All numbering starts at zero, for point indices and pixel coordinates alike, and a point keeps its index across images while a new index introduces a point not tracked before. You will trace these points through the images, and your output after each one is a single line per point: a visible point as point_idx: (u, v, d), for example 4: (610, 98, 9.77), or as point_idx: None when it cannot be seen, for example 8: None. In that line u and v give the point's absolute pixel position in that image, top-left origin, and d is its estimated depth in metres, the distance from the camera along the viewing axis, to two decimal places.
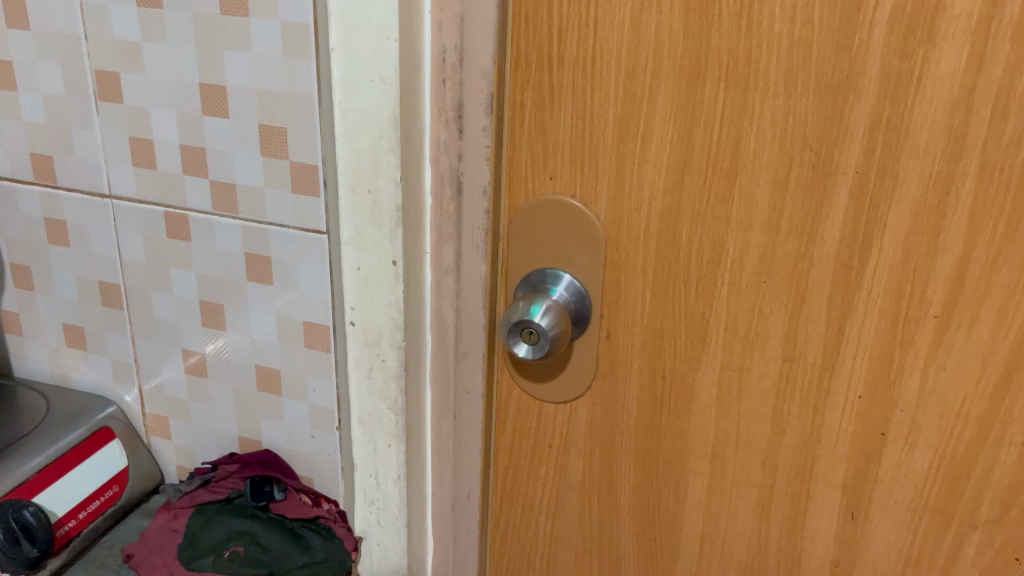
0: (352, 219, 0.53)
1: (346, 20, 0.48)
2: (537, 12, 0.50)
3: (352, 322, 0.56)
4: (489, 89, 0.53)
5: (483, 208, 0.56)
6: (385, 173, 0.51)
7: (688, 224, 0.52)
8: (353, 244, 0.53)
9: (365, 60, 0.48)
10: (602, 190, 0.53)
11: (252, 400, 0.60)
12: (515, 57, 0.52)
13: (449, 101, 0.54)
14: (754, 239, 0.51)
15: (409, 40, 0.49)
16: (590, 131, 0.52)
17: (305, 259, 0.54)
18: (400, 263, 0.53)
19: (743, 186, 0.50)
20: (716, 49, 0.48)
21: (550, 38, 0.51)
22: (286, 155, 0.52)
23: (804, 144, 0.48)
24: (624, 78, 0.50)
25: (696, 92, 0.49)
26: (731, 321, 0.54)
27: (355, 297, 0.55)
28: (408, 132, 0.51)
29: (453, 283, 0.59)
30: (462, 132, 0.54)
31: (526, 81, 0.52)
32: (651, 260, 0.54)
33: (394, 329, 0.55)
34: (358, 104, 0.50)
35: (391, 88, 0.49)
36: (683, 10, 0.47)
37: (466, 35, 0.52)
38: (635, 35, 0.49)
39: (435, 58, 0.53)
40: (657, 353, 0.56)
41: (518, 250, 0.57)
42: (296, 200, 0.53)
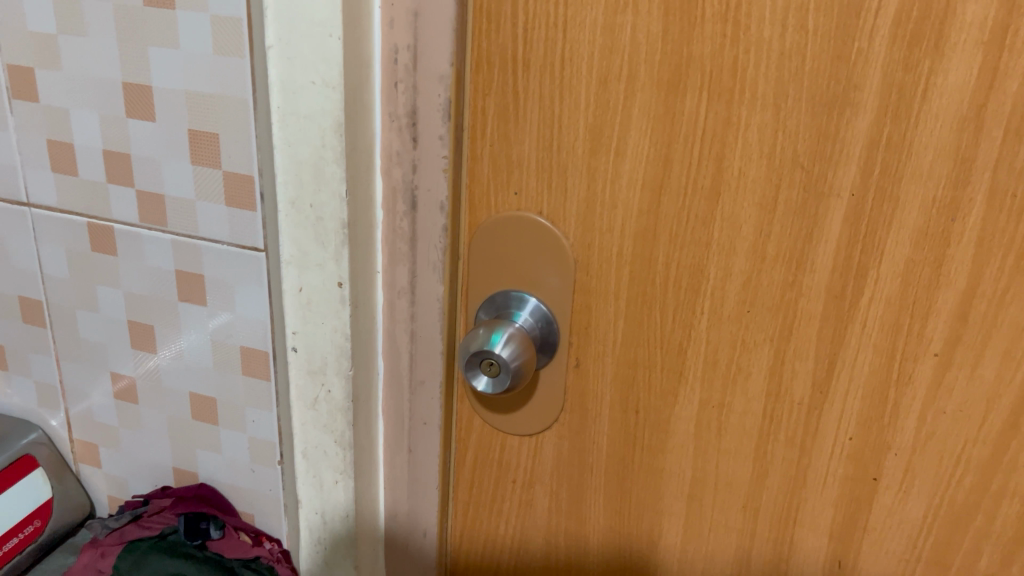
0: (292, 235, 0.47)
1: (284, 14, 0.43)
2: (501, 9, 0.45)
3: (294, 347, 0.50)
4: (446, 94, 0.46)
5: (440, 225, 0.49)
6: (328, 186, 0.46)
7: (665, 248, 0.47)
8: (294, 263, 0.48)
9: (305, 60, 0.43)
10: (571, 208, 0.48)
11: (186, 430, 0.54)
12: (476, 59, 0.47)
13: (402, 106, 0.47)
14: (737, 265, 0.46)
15: (353, 39, 0.43)
16: (559, 143, 0.47)
17: (240, 279, 0.49)
18: (347, 285, 0.48)
19: (726, 207, 0.45)
20: (699, 54, 0.43)
21: (515, 38, 0.46)
22: (219, 163, 0.46)
23: (795, 163, 0.43)
24: (596, 85, 0.45)
25: (676, 103, 0.44)
26: (711, 354, 0.49)
27: (299, 322, 0.49)
28: (352, 139, 0.45)
29: (407, 306, 0.52)
30: (417, 142, 0.47)
31: (488, 86, 0.47)
32: (624, 284, 0.49)
33: (340, 356, 0.49)
34: (298, 108, 0.45)
35: (335, 92, 0.43)
36: (661, 10, 0.42)
37: (421, 34, 0.45)
38: (609, 37, 0.44)
39: (385, 58, 0.46)
40: (630, 385, 0.51)
41: (481, 272, 0.52)
42: (231, 212, 0.47)
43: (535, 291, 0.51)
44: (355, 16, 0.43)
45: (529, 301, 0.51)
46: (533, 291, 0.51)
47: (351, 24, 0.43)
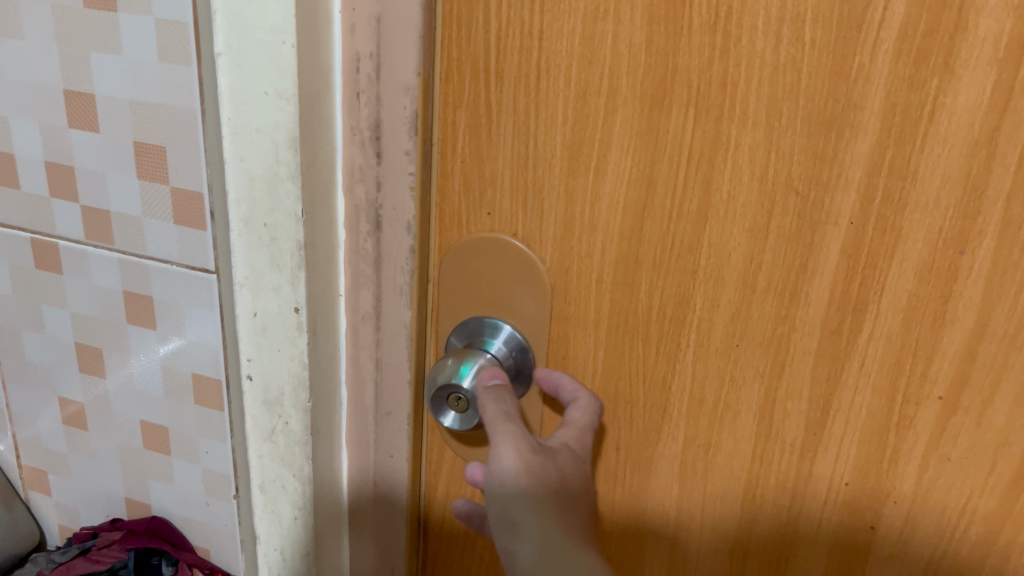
0: (246, 256, 0.43)
1: (233, 17, 0.38)
2: (472, 15, 0.42)
3: (249, 376, 0.46)
4: (412, 107, 0.42)
5: (406, 245, 0.45)
6: (283, 205, 0.41)
7: (648, 275, 0.44)
8: (248, 286, 0.44)
9: (257, 69, 0.38)
10: (548, 231, 0.45)
11: (138, 460, 0.51)
12: (446, 68, 0.43)
13: (365, 118, 0.43)
14: (725, 295, 0.43)
15: (309, 46, 0.38)
16: (535, 161, 0.44)
17: (190, 303, 0.45)
18: (304, 310, 0.43)
19: (714, 233, 0.42)
20: (685, 67, 0.39)
21: (487, 47, 0.42)
22: (166, 179, 0.43)
23: (789, 187, 0.40)
24: (574, 99, 0.42)
25: (660, 120, 0.41)
26: (697, 389, 0.45)
27: (255, 349, 0.45)
28: (308, 155, 0.41)
29: (372, 332, 0.47)
30: (381, 157, 0.43)
31: (459, 97, 0.44)
32: (603, 313, 0.45)
33: (297, 387, 0.45)
34: (250, 120, 0.40)
35: (289, 103, 0.39)
36: (645, 19, 0.39)
37: (385, 40, 0.41)
38: (588, 47, 0.40)
39: (346, 66, 0.42)
40: (611, 421, 0.48)
41: (452, 296, 0.48)
42: (180, 231, 0.44)
43: (510, 317, 0.47)
44: (312, 21, 0.39)
45: (500, 326, 0.47)
46: (508, 316, 0.47)
47: (305, 29, 0.38)
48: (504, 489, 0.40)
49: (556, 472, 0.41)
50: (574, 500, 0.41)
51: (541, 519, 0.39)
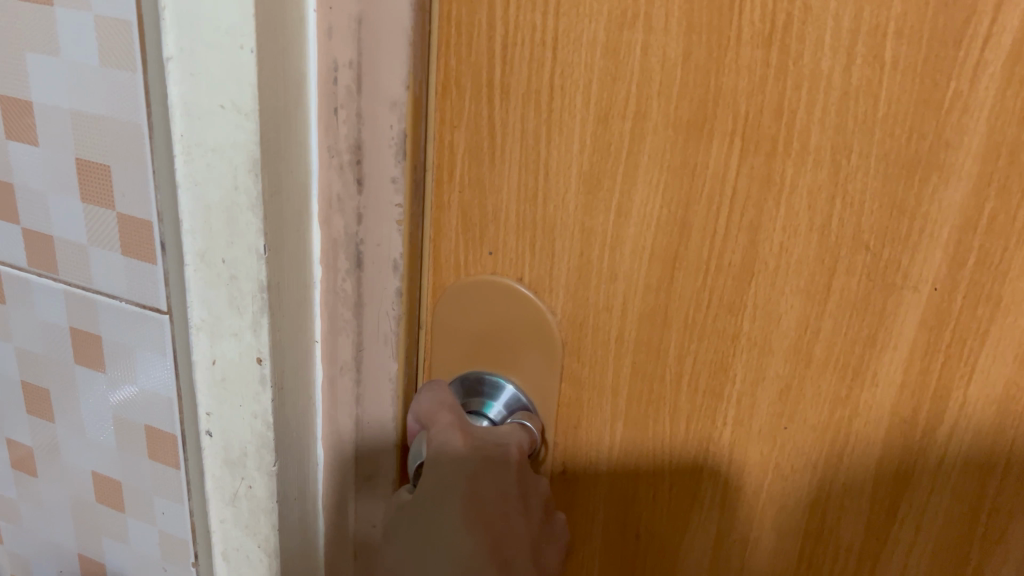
0: (203, 296, 0.36)
1: (183, 16, 0.31)
2: (474, 18, 0.35)
3: (208, 431, 0.39)
4: (400, 126, 0.35)
5: (393, 286, 0.39)
6: (243, 239, 0.34)
7: (678, 337, 0.36)
8: (206, 330, 0.37)
9: (212, 78, 0.31)
10: (560, 276, 0.37)
11: (90, 514, 0.45)
12: (443, 80, 0.36)
13: (343, 138, 0.35)
14: (772, 367, 0.35)
15: (274, 51, 0.31)
16: (546, 195, 0.36)
17: (141, 346, 0.39)
18: (267, 361, 0.36)
19: (760, 293, 0.34)
20: (731, 88, 0.32)
21: (492, 57, 0.35)
22: (112, 203, 0.36)
23: (857, 242, 0.32)
24: (594, 123, 0.34)
25: (698, 151, 0.33)
26: (734, 475, 0.38)
27: (214, 402, 0.38)
28: (270, 182, 0.33)
29: (351, 384, 0.40)
30: (362, 185, 0.36)
31: (458, 116, 0.37)
32: (624, 379, 0.38)
33: (261, 447, 0.38)
34: (204, 139, 0.33)
35: (249, 119, 0.31)
36: (683, 28, 0.31)
37: (368, 46, 0.34)
38: (612, 60, 0.33)
39: (321, 77, 0.34)
40: (629, 504, 0.40)
41: (445, 351, 0.41)
42: (129, 263, 0.37)
43: (511, 374, 0.40)
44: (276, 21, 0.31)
45: (491, 379, 0.40)
46: (508, 373, 0.40)
47: (270, 31, 0.30)
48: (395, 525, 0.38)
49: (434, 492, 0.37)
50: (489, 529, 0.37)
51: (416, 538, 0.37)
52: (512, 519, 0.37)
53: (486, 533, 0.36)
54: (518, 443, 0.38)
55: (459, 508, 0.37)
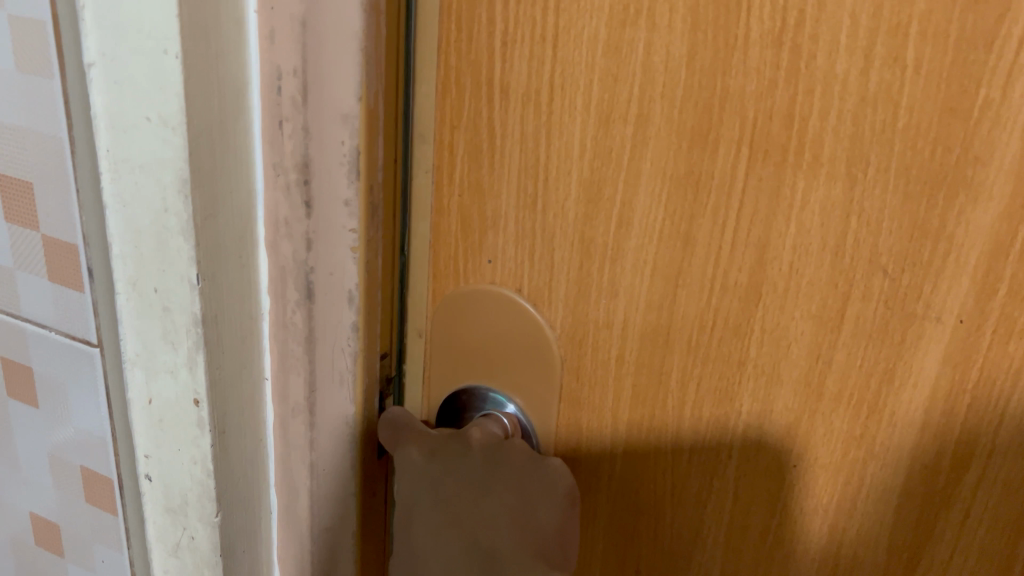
0: (136, 326, 0.34)
1: (104, 16, 0.29)
2: (474, 14, 0.32)
3: (148, 475, 0.38)
4: (351, 142, 0.32)
5: (348, 320, 0.36)
6: (173, 266, 0.31)
7: (680, 360, 0.33)
8: (141, 364, 0.35)
9: (133, 86, 0.29)
10: (558, 288, 0.35)
11: (36, 556, 0.45)
12: (443, 78, 0.34)
13: (290, 155, 0.32)
14: (781, 398, 0.32)
15: (206, 57, 0.29)
16: (545, 202, 0.34)
17: (73, 381, 0.38)
18: (204, 403, 0.34)
19: (768, 316, 0.31)
20: (739, 92, 0.29)
21: (491, 54, 0.33)
22: (38, 223, 0.35)
23: (873, 265, 0.29)
24: (595, 126, 0.32)
25: (703, 160, 0.30)
26: (739, 515, 0.34)
27: (152, 444, 0.36)
28: (206, 207, 0.31)
29: (303, 427, 0.37)
30: (310, 208, 0.33)
31: (458, 116, 0.35)
32: (624, 402, 0.35)
33: (202, 496, 0.36)
34: (131, 157, 0.30)
35: (175, 133, 0.29)
36: (687, 25, 0.29)
37: (313, 50, 0.31)
38: (613, 60, 0.30)
39: (264, 83, 0.31)
40: (630, 537, 0.38)
41: (443, 360, 0.39)
42: (56, 289, 0.36)
43: (506, 390, 0.38)
44: (208, 24, 0.29)
45: (484, 393, 0.38)
46: (503, 390, 0.38)
47: (199, 37, 0.28)
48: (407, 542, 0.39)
49: (412, 502, 0.38)
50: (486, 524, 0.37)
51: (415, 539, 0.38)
52: (497, 516, 0.36)
53: (462, 529, 0.37)
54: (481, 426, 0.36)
55: (431, 509, 0.38)
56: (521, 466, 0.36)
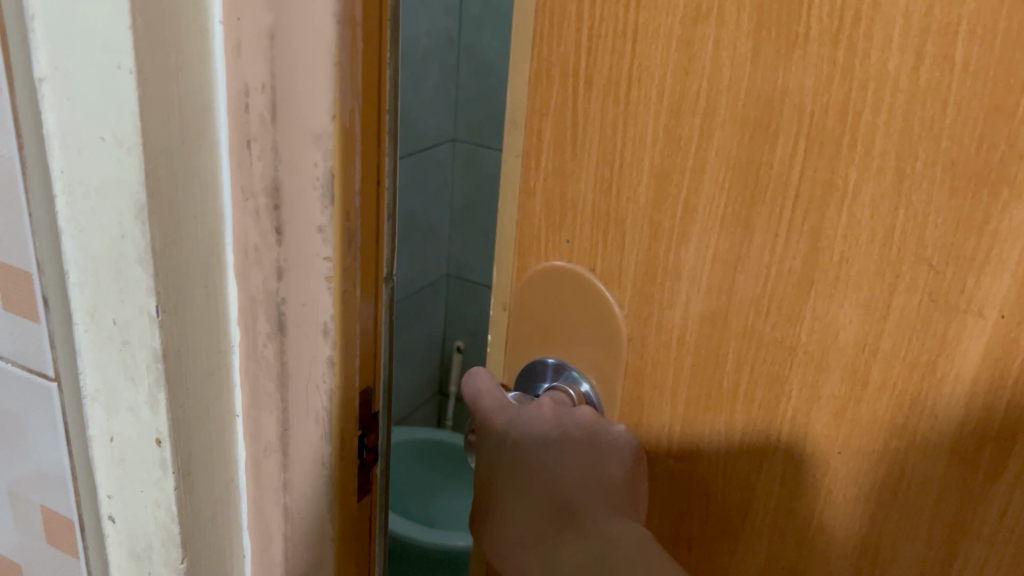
0: (93, 357, 0.43)
1: (59, 38, 0.36)
2: (565, 10, 0.35)
3: (110, 513, 0.47)
4: (322, 167, 0.39)
5: (321, 352, 0.43)
6: (136, 296, 0.39)
7: (736, 344, 0.34)
8: (100, 398, 0.44)
9: (92, 108, 0.36)
10: (628, 270, 0.37)
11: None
12: (536, 69, 0.36)
13: (258, 179, 0.40)
14: (828, 385, 0.33)
15: (165, 69, 0.36)
16: (619, 186, 0.35)
17: (45, 423, 0.46)
18: (166, 443, 0.42)
19: (819, 305, 0.32)
20: (797, 88, 0.30)
21: (578, 48, 0.35)
22: (52, 238, 0.40)
23: (918, 257, 0.29)
24: (666, 117, 0.33)
25: (762, 152, 0.31)
26: (786, 498, 0.35)
27: (116, 485, 0.46)
28: (166, 235, 0.38)
29: (275, 468, 0.46)
30: (281, 237, 0.41)
31: (546, 104, 0.36)
32: (684, 381, 0.37)
33: (167, 540, 0.45)
34: (82, 175, 0.38)
35: (128, 152, 0.36)
36: (752, 24, 0.30)
37: (281, 77, 0.37)
38: (685, 54, 0.32)
39: (234, 101, 0.38)
40: (683, 513, 0.39)
41: (524, 335, 0.41)
42: (12, 319, 0.43)
43: (581, 367, 0.40)
44: (167, 42, 0.36)
45: (560, 368, 0.40)
46: (577, 367, 0.40)
47: (156, 49, 0.35)
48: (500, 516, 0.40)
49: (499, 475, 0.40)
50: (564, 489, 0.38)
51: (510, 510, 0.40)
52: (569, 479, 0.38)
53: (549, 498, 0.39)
54: (550, 402, 0.39)
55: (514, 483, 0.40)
56: (580, 438, 0.38)
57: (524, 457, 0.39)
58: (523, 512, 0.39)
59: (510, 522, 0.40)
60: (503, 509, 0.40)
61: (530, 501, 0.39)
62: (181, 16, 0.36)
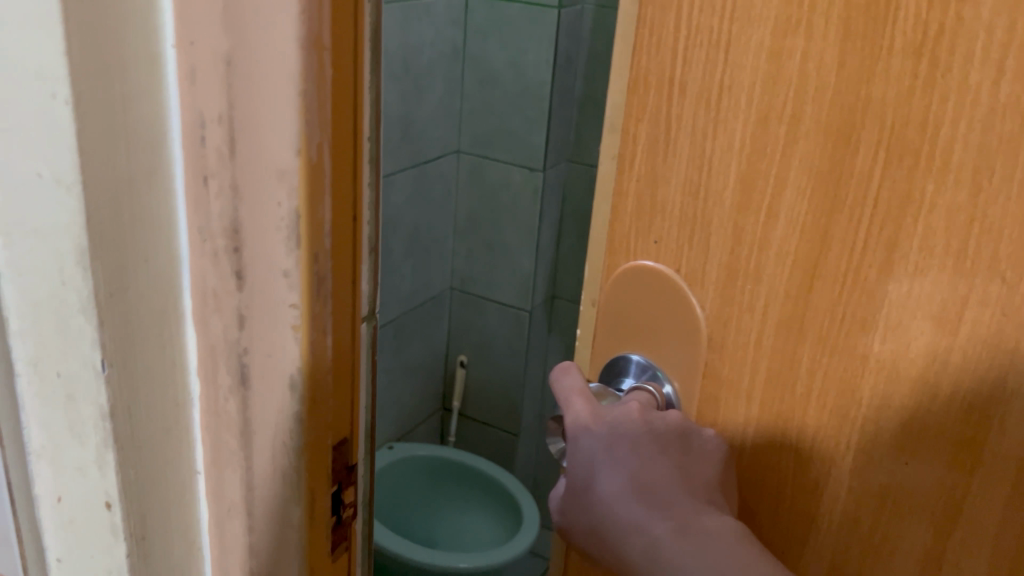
0: (39, 409, 0.40)
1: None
2: (664, 20, 0.35)
3: (60, 560, 0.45)
4: (288, 204, 0.35)
5: (286, 400, 0.39)
6: (80, 350, 0.37)
7: (810, 352, 0.35)
8: (47, 456, 0.41)
9: (28, 143, 0.34)
10: (710, 275, 0.37)
11: None
12: (633, 76, 0.36)
13: (217, 218, 0.36)
14: (898, 397, 0.33)
15: (111, 98, 0.33)
16: (705, 191, 0.35)
17: None
18: (116, 503, 0.40)
19: (891, 314, 0.32)
20: (879, 100, 0.31)
21: (674, 56, 0.35)
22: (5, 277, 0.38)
23: (992, 270, 0.30)
24: (754, 125, 0.33)
25: (844, 162, 0.32)
26: (852, 506, 0.36)
27: (64, 548, 0.44)
28: (110, 285, 0.36)
29: (240, 526, 0.42)
30: (242, 281, 0.37)
31: (642, 108, 0.36)
32: (758, 385, 0.37)
33: None
34: (27, 220, 0.36)
35: (69, 195, 0.33)
36: (839, 36, 0.31)
37: (241, 105, 0.34)
38: (774, 65, 0.32)
39: (189, 132, 0.35)
40: (748, 519, 0.39)
41: (610, 328, 0.41)
42: None
43: (668, 370, 0.39)
44: (110, 69, 0.33)
45: (646, 368, 0.40)
46: (664, 368, 0.39)
47: (98, 78, 0.32)
48: (591, 522, 0.37)
49: (588, 479, 0.37)
50: (666, 500, 0.35)
51: (604, 520, 0.36)
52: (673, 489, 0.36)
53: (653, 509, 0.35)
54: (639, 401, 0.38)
55: (612, 491, 0.36)
56: (672, 442, 0.37)
57: (625, 462, 0.36)
58: (619, 525, 0.36)
59: (601, 531, 0.37)
60: (597, 518, 0.37)
61: (628, 511, 0.36)
62: (127, 41, 0.33)
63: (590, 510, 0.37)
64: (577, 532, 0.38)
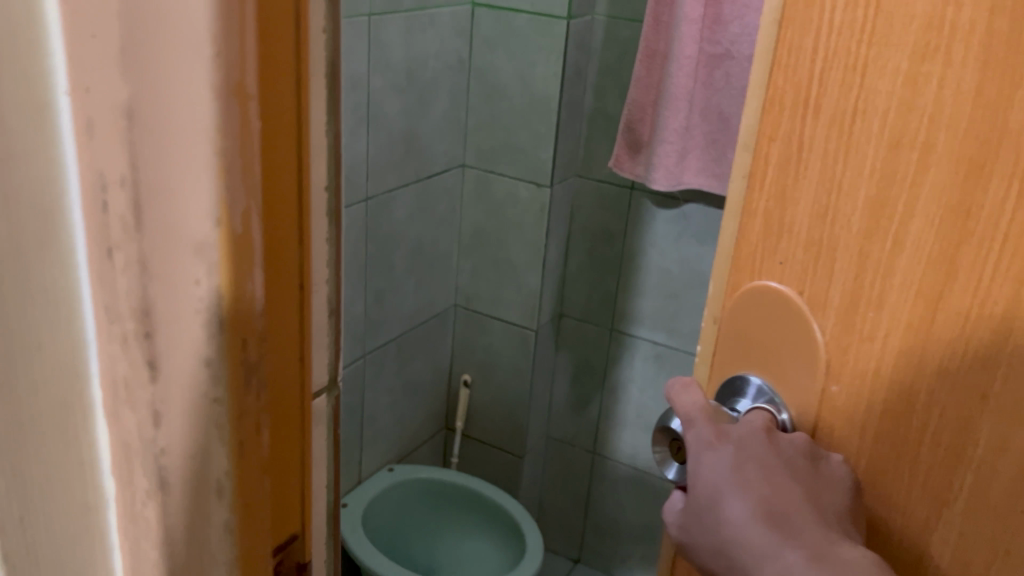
0: None
1: None
2: (803, 40, 0.34)
3: None
4: (208, 284, 0.26)
5: (209, 516, 0.29)
6: None
7: (930, 384, 0.34)
8: None
9: None
10: (834, 300, 0.36)
11: None
12: (768, 95, 0.36)
13: (123, 298, 0.27)
14: (1019, 439, 0.32)
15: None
16: (834, 215, 0.35)
17: None
18: None
19: (1016, 352, 0.31)
20: (1016, 129, 0.29)
21: (811, 77, 0.34)
22: None
23: None
24: (885, 150, 0.33)
25: (976, 193, 0.31)
26: (963, 548, 0.34)
27: None
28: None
29: None
30: (157, 373, 0.27)
31: (776, 128, 0.36)
32: (875, 415, 0.36)
33: None
34: None
35: None
36: (979, 62, 0.30)
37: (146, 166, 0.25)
38: (911, 91, 0.32)
39: (93, 194, 0.26)
40: None
41: (732, 349, 0.41)
42: None
43: (785, 396, 0.39)
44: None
45: (765, 392, 0.39)
46: (783, 394, 0.39)
47: None
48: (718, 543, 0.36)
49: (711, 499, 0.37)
50: (795, 523, 0.35)
51: (732, 541, 0.36)
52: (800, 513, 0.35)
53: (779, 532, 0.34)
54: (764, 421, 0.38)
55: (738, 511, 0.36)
56: (801, 468, 0.36)
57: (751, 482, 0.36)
58: (744, 546, 0.35)
59: (730, 553, 0.36)
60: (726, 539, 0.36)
61: (755, 535, 0.35)
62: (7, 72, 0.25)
63: (717, 530, 0.36)
64: (704, 557, 0.38)
